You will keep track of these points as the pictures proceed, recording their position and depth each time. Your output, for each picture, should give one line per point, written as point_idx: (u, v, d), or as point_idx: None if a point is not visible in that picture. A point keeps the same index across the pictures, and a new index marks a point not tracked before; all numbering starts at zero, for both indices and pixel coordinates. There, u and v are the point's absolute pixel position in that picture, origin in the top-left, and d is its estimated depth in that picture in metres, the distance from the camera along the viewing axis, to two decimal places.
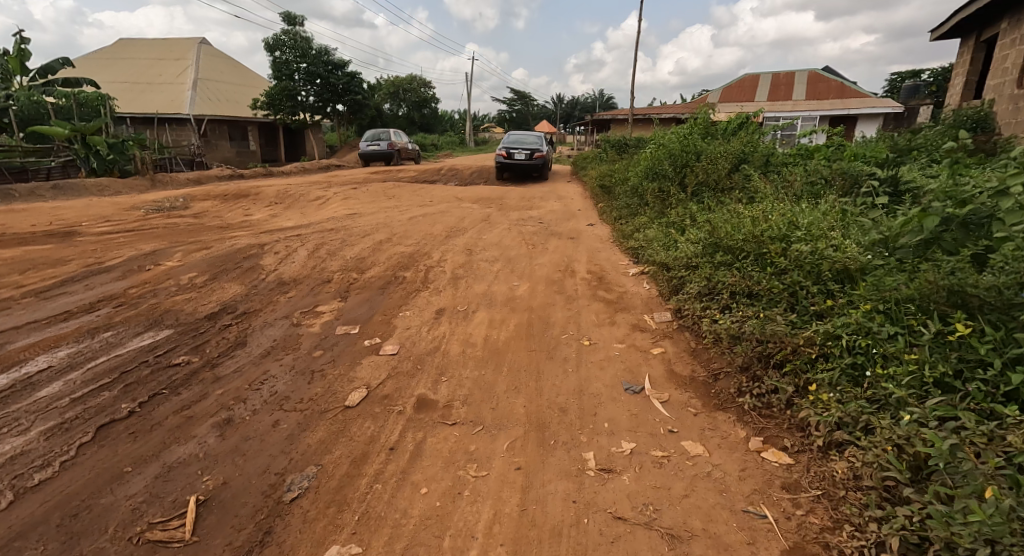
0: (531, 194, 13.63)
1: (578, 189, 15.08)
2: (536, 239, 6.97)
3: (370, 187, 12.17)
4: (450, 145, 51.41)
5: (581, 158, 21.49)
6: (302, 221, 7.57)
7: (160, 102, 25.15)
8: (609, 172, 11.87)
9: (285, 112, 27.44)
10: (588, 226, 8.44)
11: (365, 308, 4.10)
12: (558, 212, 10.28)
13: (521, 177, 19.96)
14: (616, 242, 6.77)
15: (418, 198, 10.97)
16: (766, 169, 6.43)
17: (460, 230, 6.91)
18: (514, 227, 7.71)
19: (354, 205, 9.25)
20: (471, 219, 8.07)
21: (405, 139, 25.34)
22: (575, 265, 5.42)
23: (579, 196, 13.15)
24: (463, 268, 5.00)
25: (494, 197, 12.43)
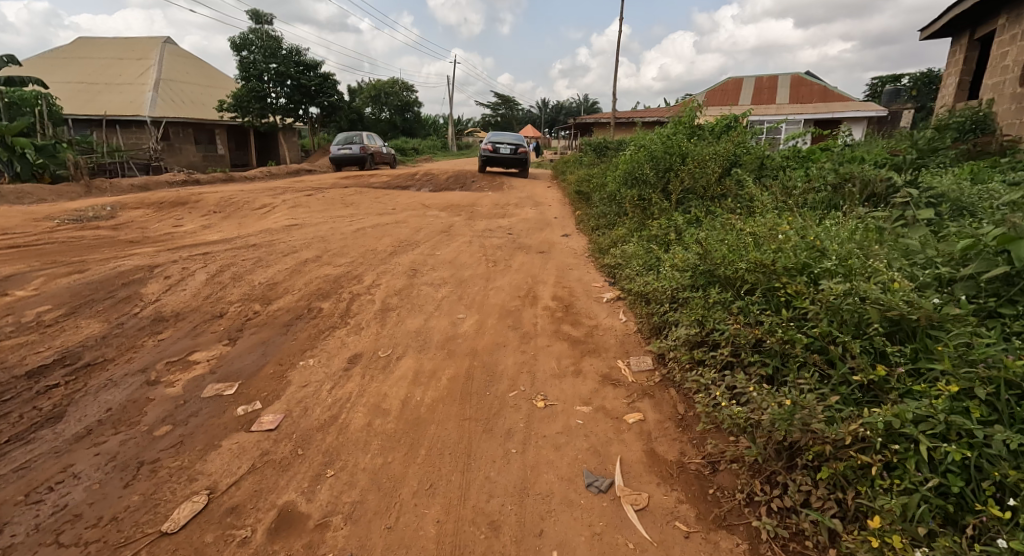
0: (506, 200, 12.76)
1: (556, 195, 14.23)
2: (498, 254, 6.07)
3: (328, 193, 11.19)
4: (431, 150, 50.43)
5: (561, 162, 20.71)
6: (231, 234, 6.59)
7: (118, 103, 23.88)
8: (588, 177, 11.07)
9: (254, 114, 26.29)
10: (561, 237, 7.58)
11: (256, 355, 3.14)
12: (532, 221, 9.41)
13: (498, 182, 19.10)
14: (592, 257, 5.93)
15: (378, 206, 10.02)
16: (761, 173, 5.61)
17: (411, 245, 5.98)
18: (476, 240, 6.81)
19: (301, 214, 8.27)
20: (428, 230, 7.14)
21: (379, 142, 24.36)
22: (538, 290, 4.53)
23: (557, 202, 12.31)
24: (398, 296, 4.07)
25: (464, 204, 11.54)
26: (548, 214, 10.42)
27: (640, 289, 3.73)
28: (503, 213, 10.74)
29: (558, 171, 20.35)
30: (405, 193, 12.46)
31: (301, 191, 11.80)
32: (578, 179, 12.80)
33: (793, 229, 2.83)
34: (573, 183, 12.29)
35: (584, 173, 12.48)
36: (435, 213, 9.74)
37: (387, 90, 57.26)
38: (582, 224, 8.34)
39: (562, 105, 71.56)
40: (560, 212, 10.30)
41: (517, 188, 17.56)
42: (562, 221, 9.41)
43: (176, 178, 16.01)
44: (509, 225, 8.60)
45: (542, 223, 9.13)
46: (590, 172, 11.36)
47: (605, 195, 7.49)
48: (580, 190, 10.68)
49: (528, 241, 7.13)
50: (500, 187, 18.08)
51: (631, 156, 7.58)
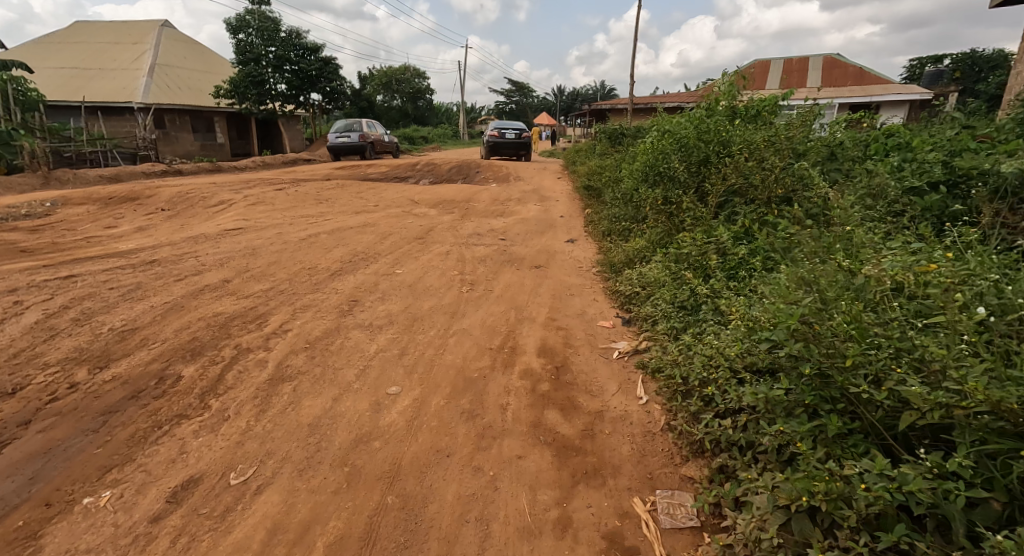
0: (507, 195, 11.43)
1: (564, 189, 12.81)
2: (480, 271, 4.76)
3: (305, 187, 9.97)
4: (441, 139, 49.09)
5: (572, 152, 19.23)
6: (155, 241, 5.39)
7: (111, 91, 23.06)
8: (600, 168, 9.74)
9: (253, 100, 25.40)
10: (565, 246, 6.23)
11: (19, 479, 1.86)
12: (532, 222, 8.06)
13: (504, 174, 17.75)
14: (602, 276, 4.67)
15: (357, 205, 8.77)
16: (829, 169, 4.24)
17: (369, 259, 4.69)
18: (456, 250, 5.52)
19: (257, 214, 7.05)
20: (401, 236, 5.86)
21: (380, 131, 23.15)
22: (521, 337, 3.20)
23: (564, 198, 10.93)
24: (310, 353, 2.77)
25: (458, 200, 10.24)
26: (552, 212, 9.07)
27: (676, 355, 2.53)
28: (500, 212, 9.42)
29: (569, 162, 18.86)
30: (395, 187, 11.19)
31: (278, 184, 10.61)
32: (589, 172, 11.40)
33: (965, 308, 1.75)
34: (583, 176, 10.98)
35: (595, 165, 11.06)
36: (421, 214, 8.45)
37: (397, 77, 55.91)
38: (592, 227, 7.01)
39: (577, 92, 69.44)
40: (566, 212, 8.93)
41: (523, 180, 16.18)
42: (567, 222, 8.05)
43: (156, 168, 14.99)
44: (504, 228, 7.28)
45: (544, 225, 7.78)
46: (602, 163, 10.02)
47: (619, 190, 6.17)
48: (590, 184, 9.30)
49: (522, 251, 5.81)
50: (505, 180, 16.71)
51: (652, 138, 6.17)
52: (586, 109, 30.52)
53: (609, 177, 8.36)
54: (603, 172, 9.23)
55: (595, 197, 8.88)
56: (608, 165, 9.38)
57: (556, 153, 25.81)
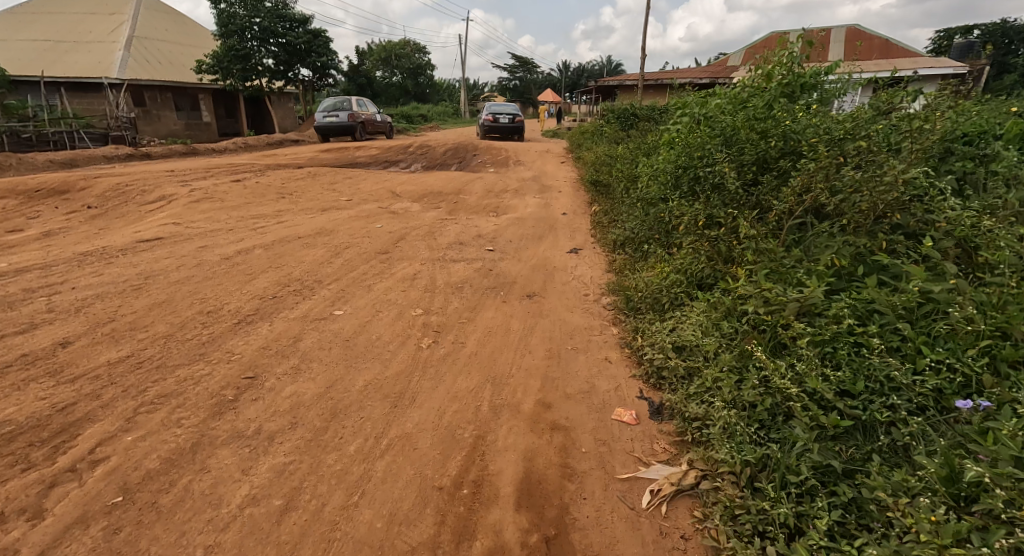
0: (503, 185, 10.19)
1: (567, 178, 11.54)
2: (454, 309, 3.59)
3: (271, 177, 8.75)
4: (441, 118, 47.36)
5: (576, 135, 17.87)
6: (42, 255, 4.24)
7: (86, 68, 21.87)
8: (609, 156, 8.52)
9: (237, 77, 24.32)
10: (567, 262, 5.03)
11: None
12: (529, 224, 6.85)
13: (503, 159, 16.43)
14: (620, 317, 3.51)
15: (327, 202, 7.58)
16: (946, 165, 2.93)
17: (304, 292, 3.52)
18: (429, 270, 4.33)
19: (198, 215, 5.89)
20: (361, 251, 4.66)
21: (372, 110, 21.81)
22: (495, 457, 2.03)
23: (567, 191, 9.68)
24: (118, 518, 1.59)
25: (446, 193, 9.01)
26: (553, 210, 7.84)
27: None
28: (493, 209, 8.21)
29: (573, 145, 17.51)
30: (377, 176, 9.94)
31: (242, 172, 9.38)
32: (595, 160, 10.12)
33: None
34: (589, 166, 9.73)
35: (603, 153, 9.78)
36: (400, 214, 7.26)
37: (395, 52, 53.93)
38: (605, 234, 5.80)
39: (582, 69, 67.09)
40: (569, 210, 7.71)
41: (522, 167, 14.89)
42: (570, 225, 6.84)
43: (121, 151, 13.76)
44: (495, 233, 6.07)
45: (542, 228, 6.58)
46: (612, 150, 8.77)
47: (639, 190, 4.95)
48: (598, 176, 8.07)
49: (514, 271, 4.61)
50: (503, 166, 15.42)
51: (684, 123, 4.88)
52: (591, 86, 28.89)
53: (621, 169, 7.12)
54: (613, 161, 7.99)
55: (603, 192, 7.66)
56: (619, 153, 8.13)
57: (559, 134, 24.38)
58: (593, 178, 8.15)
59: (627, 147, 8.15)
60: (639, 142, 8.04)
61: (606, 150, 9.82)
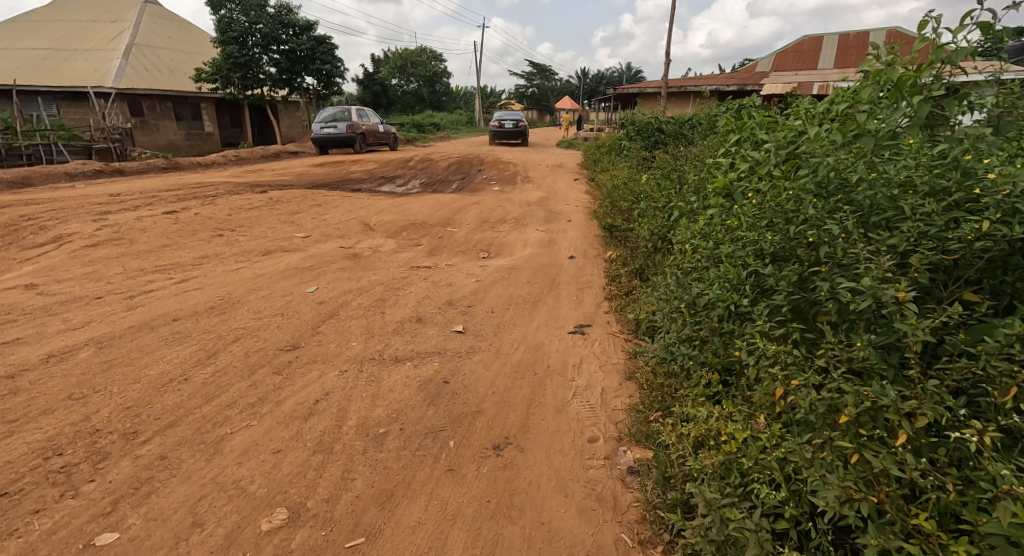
0: (501, 213, 8.69)
1: (579, 202, 10.06)
2: (350, 504, 2.01)
3: (221, 205, 7.33)
4: (456, 126, 46.42)
5: (589, 150, 16.43)
6: None
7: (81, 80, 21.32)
8: (623, 182, 7.16)
9: (237, 85, 23.86)
10: (565, 361, 3.46)
11: None
12: (523, 277, 5.30)
13: (508, 178, 15.04)
14: (662, 536, 1.97)
15: (275, 242, 6.12)
16: None
17: (77, 475, 1.95)
18: (345, 390, 2.77)
19: (79, 268, 4.50)
20: (254, 347, 3.11)
21: (376, 121, 20.88)
22: None
23: (576, 224, 8.17)
24: None
25: (430, 230, 7.54)
26: (557, 255, 6.32)
27: None
28: (484, 253, 6.71)
29: (586, 161, 16.05)
30: (353, 204, 8.48)
31: (192, 197, 7.98)
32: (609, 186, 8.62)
33: None
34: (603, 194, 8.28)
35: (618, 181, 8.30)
36: (362, 261, 5.76)
37: (410, 61, 53.21)
38: (633, 305, 4.26)
39: (602, 77, 65.96)
40: (576, 257, 6.20)
41: (529, 189, 13.45)
42: (575, 282, 5.29)
43: (89, 166, 12.57)
44: (473, 296, 4.51)
45: (539, 287, 5.05)
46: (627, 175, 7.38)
47: (674, 256, 3.46)
48: (609, 208, 6.66)
49: (482, 384, 3.04)
50: (509, 187, 14.01)
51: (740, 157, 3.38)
52: (608, 96, 27.47)
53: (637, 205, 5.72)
54: (624, 190, 6.61)
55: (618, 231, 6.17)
56: (634, 180, 6.73)
57: (573, 146, 22.96)
58: (606, 211, 6.73)
59: (643, 174, 6.76)
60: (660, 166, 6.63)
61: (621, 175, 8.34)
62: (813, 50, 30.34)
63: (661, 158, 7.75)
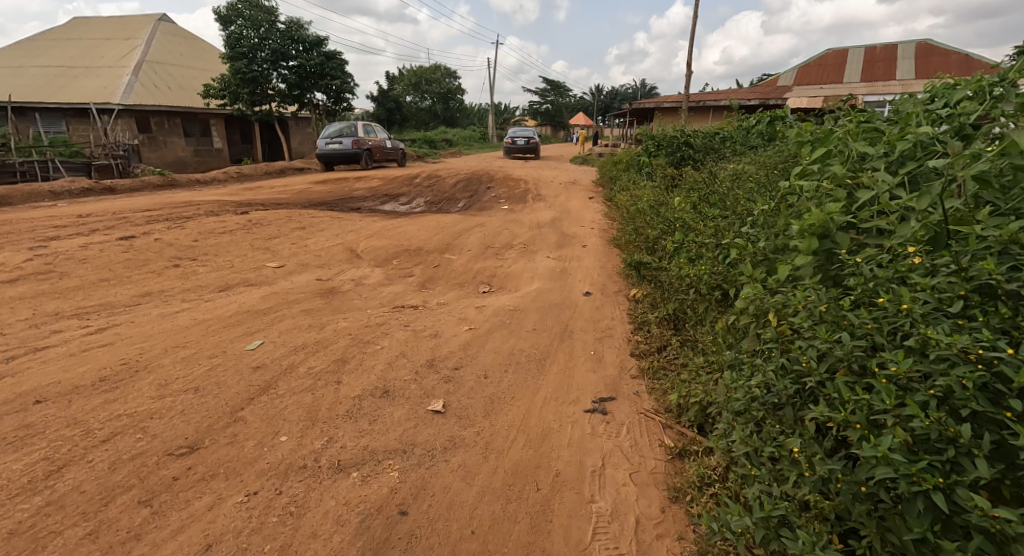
0: (507, 238, 7.82)
1: (593, 225, 9.19)
2: None
3: (192, 228, 6.56)
4: (469, 142, 46.20)
5: (603, 166, 15.59)
6: None
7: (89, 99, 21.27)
8: (645, 203, 6.30)
9: (246, 101, 23.89)
10: (580, 465, 2.50)
11: None
12: (528, 322, 4.37)
13: (518, 197, 14.29)
14: None
15: (240, 276, 5.29)
16: None
17: None
18: (243, 534, 1.85)
19: None
20: (135, 447, 2.19)
21: (383, 136, 20.51)
22: None
23: (591, 252, 7.27)
24: None
25: (425, 259, 6.69)
26: (569, 292, 5.40)
27: None
28: (484, 287, 5.82)
29: (600, 178, 15.21)
30: (343, 227, 7.67)
31: (165, 218, 7.24)
32: (628, 209, 7.73)
33: None
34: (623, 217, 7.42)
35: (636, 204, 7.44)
36: (339, 298, 4.89)
37: (424, 78, 53.31)
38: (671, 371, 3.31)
39: (616, 93, 65.71)
40: (591, 295, 5.27)
41: (539, 209, 12.63)
42: (592, 329, 4.34)
43: (78, 184, 12.03)
44: (462, 354, 3.58)
45: (547, 336, 4.11)
46: (650, 196, 6.53)
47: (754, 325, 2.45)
48: (631, 233, 5.79)
49: (455, 515, 2.07)
50: (518, 207, 13.20)
51: (826, 188, 2.47)
52: (624, 111, 26.84)
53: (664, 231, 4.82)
54: (648, 213, 5.74)
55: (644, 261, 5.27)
56: (660, 202, 5.85)
57: (587, 162, 22.14)
58: (627, 236, 5.86)
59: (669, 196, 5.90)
60: (689, 187, 5.76)
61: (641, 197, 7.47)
62: (835, 63, 29.53)
63: (689, 176, 6.87)
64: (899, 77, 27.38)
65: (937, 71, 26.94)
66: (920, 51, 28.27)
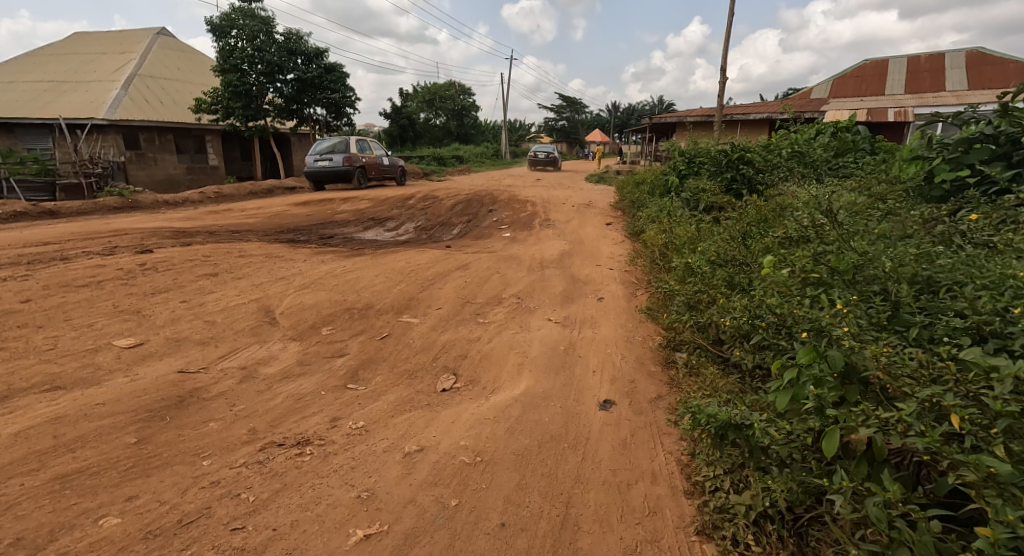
0: (496, 291, 5.85)
1: (609, 269, 7.21)
2: None
3: (47, 276, 4.72)
4: (481, 159, 44.86)
5: (622, 187, 13.56)
6: None
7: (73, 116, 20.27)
8: (711, 257, 4.28)
9: (240, 116, 22.92)
10: None
11: None
12: (490, 495, 2.36)
13: (522, 223, 12.42)
14: None
15: (54, 366, 3.38)
16: None
17: None
18: None
19: None
20: None
21: (379, 153, 19.22)
22: None
23: (611, 317, 5.23)
24: None
25: (372, 328, 4.73)
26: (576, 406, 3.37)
27: None
28: (446, 384, 3.83)
29: (618, 201, 13.17)
30: (276, 272, 5.78)
31: (33, 259, 5.40)
32: (662, 253, 5.69)
33: None
34: (667, 266, 5.33)
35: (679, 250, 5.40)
36: (187, 419, 2.96)
37: (437, 94, 52.19)
38: None
39: (634, 110, 64.10)
40: (611, 414, 3.25)
41: (547, 239, 10.64)
42: (617, 519, 2.30)
43: (12, 207, 10.42)
44: None
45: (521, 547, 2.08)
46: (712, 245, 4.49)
47: None
48: (703, 312, 3.76)
49: None
50: (521, 236, 11.31)
51: None
52: (645, 126, 25.06)
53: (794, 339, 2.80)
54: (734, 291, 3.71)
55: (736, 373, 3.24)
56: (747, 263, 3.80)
57: (605, 180, 20.19)
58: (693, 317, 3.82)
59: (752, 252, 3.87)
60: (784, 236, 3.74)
61: (689, 238, 5.42)
62: (874, 75, 27.54)
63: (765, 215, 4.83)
64: (949, 89, 25.03)
65: (992, 82, 24.52)
66: (970, 60, 25.94)
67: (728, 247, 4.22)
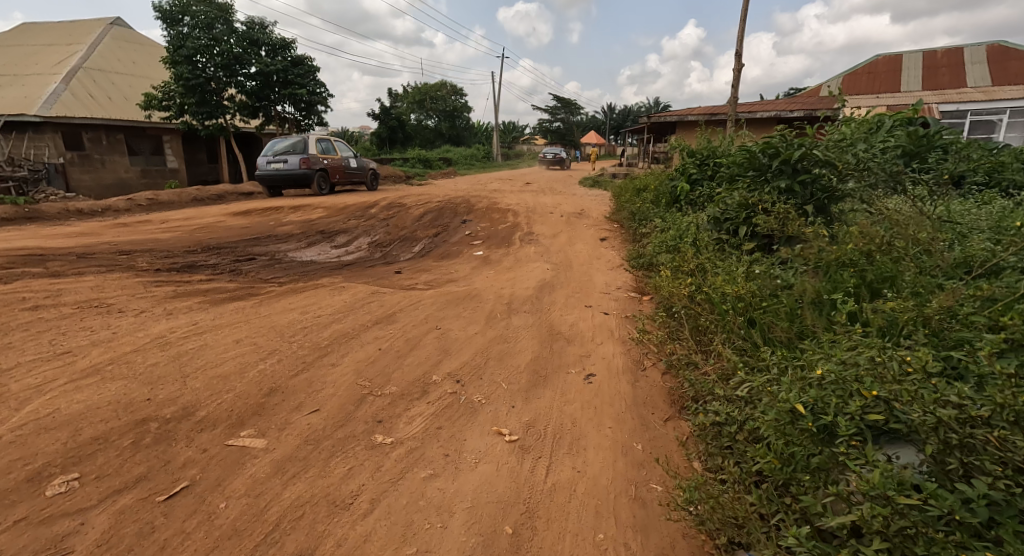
0: (422, 373, 3.70)
1: (599, 319, 5.16)
2: None
3: None
4: (471, 161, 42.70)
5: (620, 194, 11.44)
6: None
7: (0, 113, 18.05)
8: (853, 392, 2.20)
9: (194, 114, 20.71)
10: None
11: None
12: None
13: (499, 238, 10.34)
14: None
15: None
16: None
17: None
18: None
19: None
20: None
21: (345, 156, 17.11)
22: None
23: (607, 436, 3.11)
24: None
25: (161, 471, 2.54)
26: None
27: None
28: None
29: (615, 212, 11.00)
30: (66, 340, 3.61)
31: None
32: (688, 314, 3.58)
33: None
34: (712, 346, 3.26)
35: (723, 317, 3.29)
36: None
37: (426, 94, 50.05)
38: None
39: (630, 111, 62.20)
40: None
41: (526, 261, 8.50)
42: None
43: None
44: None
45: None
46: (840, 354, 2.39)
47: None
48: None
49: None
50: (495, 255, 9.21)
51: None
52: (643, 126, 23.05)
53: None
54: (952, 525, 1.72)
55: None
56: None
57: (600, 185, 18.12)
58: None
59: (992, 416, 1.82)
60: None
61: (743, 294, 3.32)
62: (887, 72, 25.64)
63: (902, 279, 2.77)
64: (971, 85, 23.06)
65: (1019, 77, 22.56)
66: (994, 55, 23.95)
67: (890, 377, 2.14)
